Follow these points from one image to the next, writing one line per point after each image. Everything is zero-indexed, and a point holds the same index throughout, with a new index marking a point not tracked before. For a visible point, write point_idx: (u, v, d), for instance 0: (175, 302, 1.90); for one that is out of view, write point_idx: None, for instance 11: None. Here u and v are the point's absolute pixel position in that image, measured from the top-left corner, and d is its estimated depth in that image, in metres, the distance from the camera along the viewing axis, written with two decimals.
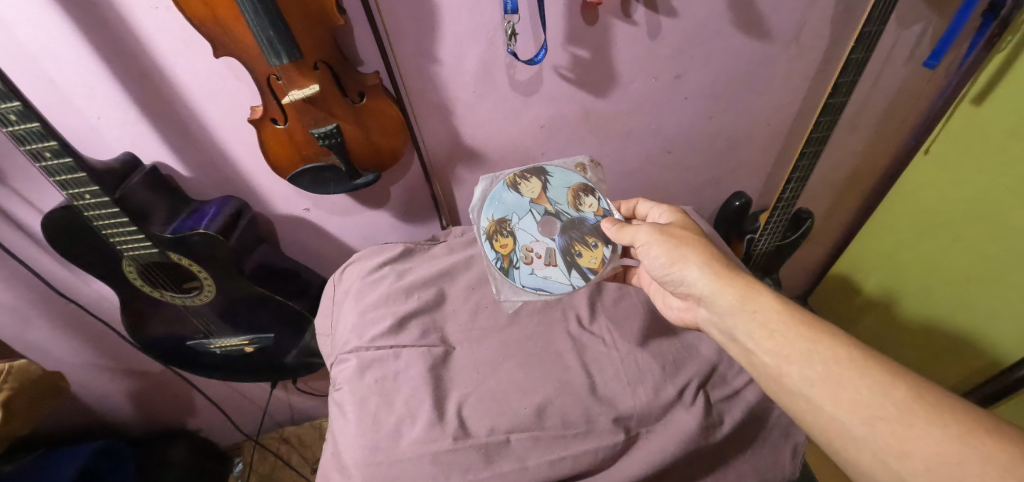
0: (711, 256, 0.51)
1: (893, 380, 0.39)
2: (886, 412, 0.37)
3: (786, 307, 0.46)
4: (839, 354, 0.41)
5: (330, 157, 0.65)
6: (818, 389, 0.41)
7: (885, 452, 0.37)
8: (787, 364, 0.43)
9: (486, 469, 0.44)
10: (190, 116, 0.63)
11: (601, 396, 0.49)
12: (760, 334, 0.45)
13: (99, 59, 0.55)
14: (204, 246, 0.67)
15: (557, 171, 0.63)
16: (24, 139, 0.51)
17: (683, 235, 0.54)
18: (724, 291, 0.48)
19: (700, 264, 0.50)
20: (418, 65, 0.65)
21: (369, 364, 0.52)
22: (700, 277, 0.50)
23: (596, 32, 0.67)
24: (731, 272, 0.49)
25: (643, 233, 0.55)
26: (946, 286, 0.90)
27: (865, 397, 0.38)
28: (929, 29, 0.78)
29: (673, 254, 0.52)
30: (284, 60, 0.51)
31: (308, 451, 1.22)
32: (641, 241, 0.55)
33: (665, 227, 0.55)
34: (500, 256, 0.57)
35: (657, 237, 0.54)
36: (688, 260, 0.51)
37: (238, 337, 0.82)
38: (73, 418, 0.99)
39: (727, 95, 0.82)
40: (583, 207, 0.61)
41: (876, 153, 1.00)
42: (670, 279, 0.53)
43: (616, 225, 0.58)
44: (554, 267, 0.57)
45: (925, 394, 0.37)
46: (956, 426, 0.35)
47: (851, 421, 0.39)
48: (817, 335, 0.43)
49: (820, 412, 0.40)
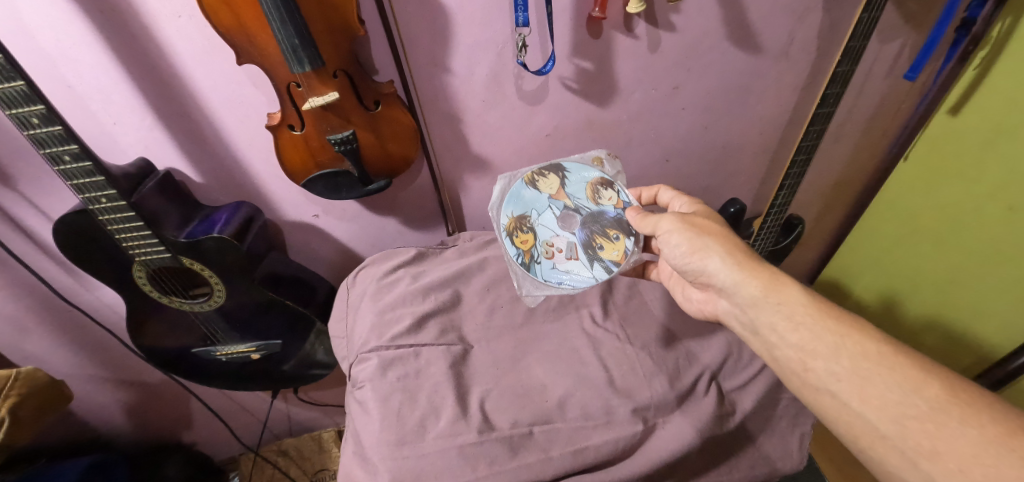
0: (735, 247, 0.53)
1: (925, 379, 0.40)
2: (917, 410, 0.39)
3: (812, 301, 0.48)
4: (868, 350, 0.43)
5: (343, 163, 0.66)
6: (844, 385, 0.43)
7: (916, 451, 0.38)
8: (812, 359, 0.45)
9: (512, 460, 0.45)
10: (206, 123, 0.64)
11: (619, 388, 0.51)
12: (784, 330, 0.47)
13: (122, 66, 0.56)
14: (218, 250, 0.67)
15: (575, 167, 0.65)
16: (45, 143, 0.52)
17: (705, 226, 0.55)
18: (747, 282, 0.50)
19: (723, 255, 0.52)
20: (431, 74, 0.67)
21: (390, 362, 0.53)
22: (722, 267, 0.52)
23: (600, 45, 0.71)
24: (754, 263, 0.51)
25: (665, 222, 0.56)
26: (934, 289, 0.94)
27: (894, 395, 0.40)
28: (907, 45, 0.83)
29: (695, 243, 0.54)
30: (306, 67, 0.53)
31: (307, 464, 1.20)
32: (663, 230, 0.56)
33: (687, 217, 0.56)
34: (522, 252, 0.59)
35: (680, 226, 0.55)
36: (713, 250, 0.52)
37: (244, 344, 0.82)
38: (67, 431, 0.96)
39: (722, 105, 0.86)
40: (602, 198, 0.62)
41: (861, 161, 1.05)
42: (691, 268, 0.55)
43: (640, 214, 0.59)
44: (577, 262, 0.59)
45: (960, 394, 0.39)
46: (993, 427, 0.36)
47: (878, 420, 0.41)
48: (846, 330, 0.45)
49: (847, 409, 0.43)
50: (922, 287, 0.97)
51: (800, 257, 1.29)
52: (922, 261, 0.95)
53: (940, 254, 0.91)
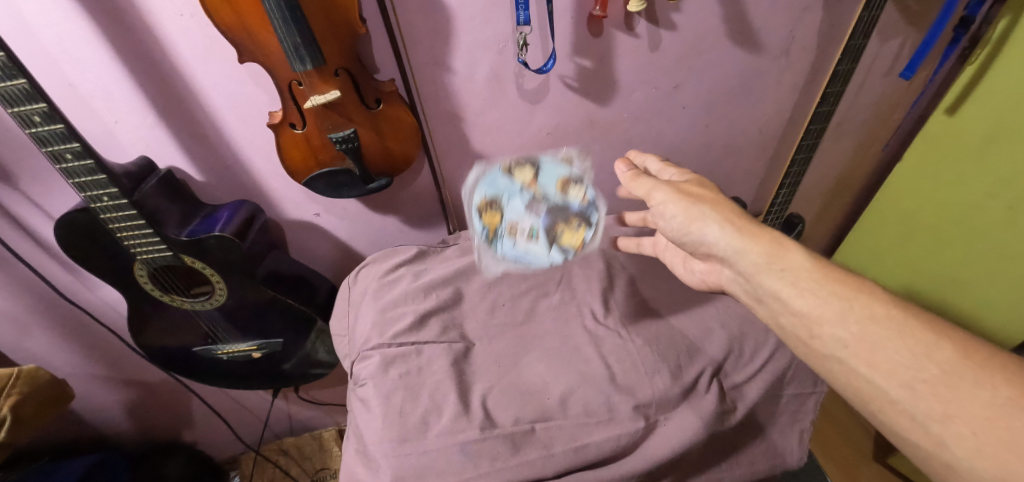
0: (729, 212, 0.51)
1: (937, 343, 0.39)
2: (928, 374, 0.38)
3: (815, 263, 0.46)
4: (876, 313, 0.42)
5: (345, 161, 0.67)
6: (853, 351, 0.41)
7: (928, 415, 0.37)
8: (818, 326, 0.44)
9: (514, 457, 0.45)
10: (208, 122, 0.64)
11: (621, 384, 0.51)
12: (788, 297, 0.46)
13: (123, 64, 0.56)
14: (220, 248, 0.67)
15: (549, 164, 0.72)
16: (47, 141, 0.52)
17: (697, 192, 0.54)
18: (746, 248, 0.49)
19: (719, 222, 0.51)
20: (432, 73, 0.68)
21: (392, 359, 0.53)
22: (721, 236, 0.50)
23: (601, 44, 0.71)
24: (753, 230, 0.49)
25: (658, 192, 0.55)
26: (939, 278, 0.93)
27: (905, 359, 0.39)
28: (906, 44, 0.84)
29: (691, 212, 0.52)
30: (308, 65, 0.53)
31: (308, 463, 1.20)
32: (658, 200, 0.55)
33: (679, 186, 0.55)
34: (488, 228, 0.67)
35: (674, 196, 0.54)
36: (708, 217, 0.51)
37: (246, 343, 0.82)
38: (67, 430, 0.96)
39: (723, 104, 0.86)
40: (571, 191, 0.69)
41: (861, 159, 1.05)
42: (690, 238, 0.54)
43: (630, 177, 0.59)
44: (536, 241, 0.66)
45: (973, 357, 0.38)
46: (1007, 389, 0.35)
47: (889, 385, 0.39)
48: (852, 294, 0.43)
49: (855, 374, 0.41)
50: (927, 277, 0.96)
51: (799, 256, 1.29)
52: (928, 247, 0.94)
53: (945, 239, 0.90)
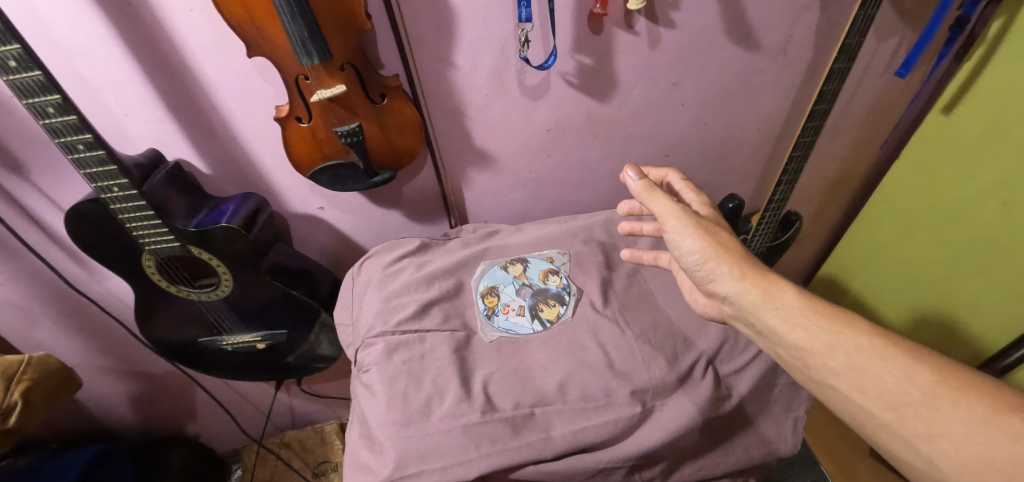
0: (736, 252, 0.50)
1: (916, 365, 0.40)
2: (910, 397, 0.39)
3: (807, 301, 0.46)
4: (861, 344, 0.42)
5: (349, 155, 0.68)
6: (843, 379, 0.42)
7: (914, 435, 0.39)
8: (811, 357, 0.44)
9: (514, 439, 0.46)
10: (215, 115, 0.66)
11: (618, 371, 0.52)
12: (781, 331, 0.46)
13: (133, 57, 0.57)
14: (226, 240, 0.68)
15: None
16: (60, 132, 0.53)
17: (711, 226, 0.51)
18: (747, 290, 0.47)
19: (726, 261, 0.49)
20: (435, 69, 0.69)
21: (396, 347, 0.55)
22: (730, 278, 0.48)
23: (601, 41, 0.72)
24: (760, 273, 0.48)
25: (673, 221, 0.51)
26: (931, 284, 0.96)
27: (889, 384, 0.40)
28: (903, 43, 0.85)
29: (706, 251, 0.50)
30: (315, 60, 0.54)
31: (309, 456, 1.21)
32: (672, 231, 0.51)
33: (697, 217, 0.51)
34: (485, 303, 0.62)
35: (691, 228, 0.50)
36: (719, 255, 0.49)
37: (250, 333, 0.83)
38: (71, 421, 0.97)
39: (721, 101, 0.87)
40: (547, 282, 0.64)
41: (858, 158, 1.06)
42: (697, 274, 0.52)
43: (647, 193, 0.53)
44: (522, 316, 0.60)
45: (949, 378, 0.39)
46: (981, 408, 0.37)
47: (877, 409, 0.41)
48: (839, 326, 0.44)
49: (847, 400, 0.43)
50: (919, 283, 0.98)
51: (797, 254, 1.31)
52: (921, 253, 0.95)
53: (937, 249, 0.92)
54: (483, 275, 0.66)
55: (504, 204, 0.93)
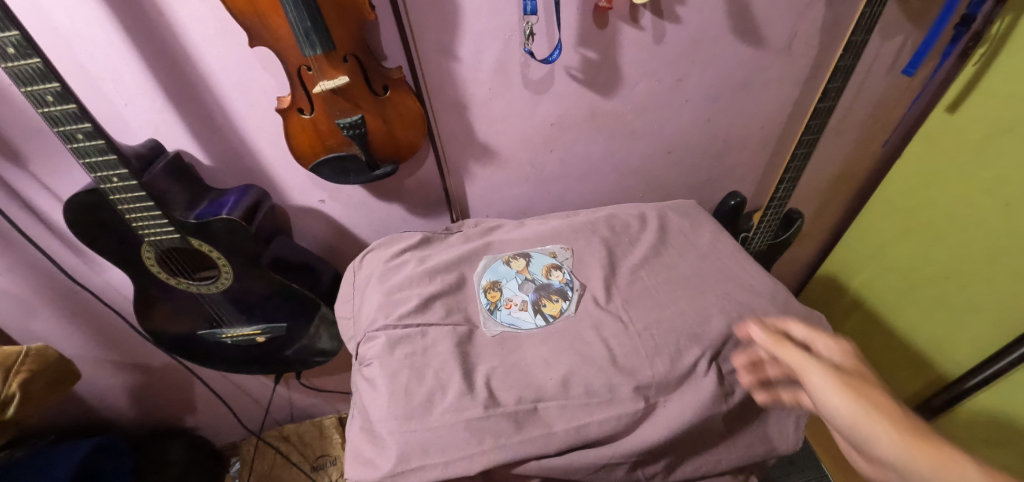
0: (892, 413, 0.41)
1: None
2: None
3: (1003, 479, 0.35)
4: None
5: (351, 147, 0.67)
6: None
7: None
8: None
9: (518, 434, 0.46)
10: (216, 106, 0.65)
11: (622, 367, 0.52)
12: None
13: (133, 46, 0.57)
14: (227, 232, 0.67)
15: None
16: (58, 121, 0.53)
17: (862, 386, 0.43)
18: (913, 460, 0.39)
19: (882, 423, 0.41)
20: (439, 61, 0.68)
21: (397, 340, 0.55)
22: (889, 447, 0.40)
23: (606, 35, 0.72)
24: (922, 439, 0.39)
25: (815, 378, 0.45)
26: (934, 284, 0.96)
27: None
28: (908, 41, 0.84)
29: (856, 412, 0.42)
30: (318, 51, 0.53)
31: (308, 449, 1.20)
32: (815, 388, 0.44)
33: (840, 373, 0.44)
34: (488, 298, 0.61)
35: (836, 386, 0.43)
36: (874, 417, 0.41)
37: (250, 327, 0.83)
38: (69, 412, 0.97)
39: (725, 98, 0.87)
40: (550, 277, 0.64)
41: (860, 156, 1.06)
42: (855, 441, 0.42)
43: (770, 336, 0.49)
44: (525, 311, 0.60)
45: None
46: None
47: None
48: None
49: None
50: (922, 283, 0.98)
51: (797, 252, 1.31)
52: (924, 252, 0.96)
53: (940, 250, 0.93)
54: (485, 270, 0.65)
55: (506, 199, 0.92)
